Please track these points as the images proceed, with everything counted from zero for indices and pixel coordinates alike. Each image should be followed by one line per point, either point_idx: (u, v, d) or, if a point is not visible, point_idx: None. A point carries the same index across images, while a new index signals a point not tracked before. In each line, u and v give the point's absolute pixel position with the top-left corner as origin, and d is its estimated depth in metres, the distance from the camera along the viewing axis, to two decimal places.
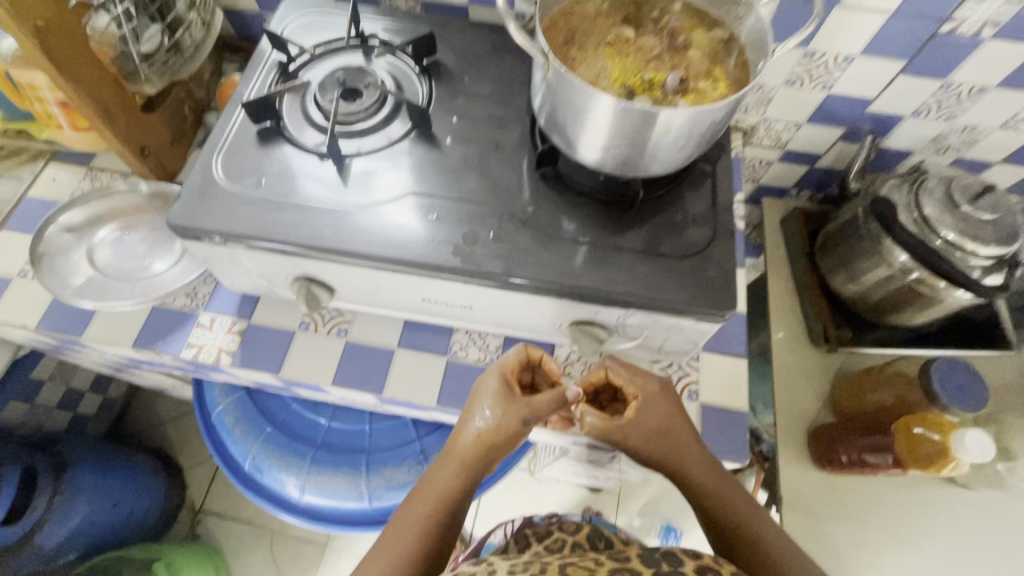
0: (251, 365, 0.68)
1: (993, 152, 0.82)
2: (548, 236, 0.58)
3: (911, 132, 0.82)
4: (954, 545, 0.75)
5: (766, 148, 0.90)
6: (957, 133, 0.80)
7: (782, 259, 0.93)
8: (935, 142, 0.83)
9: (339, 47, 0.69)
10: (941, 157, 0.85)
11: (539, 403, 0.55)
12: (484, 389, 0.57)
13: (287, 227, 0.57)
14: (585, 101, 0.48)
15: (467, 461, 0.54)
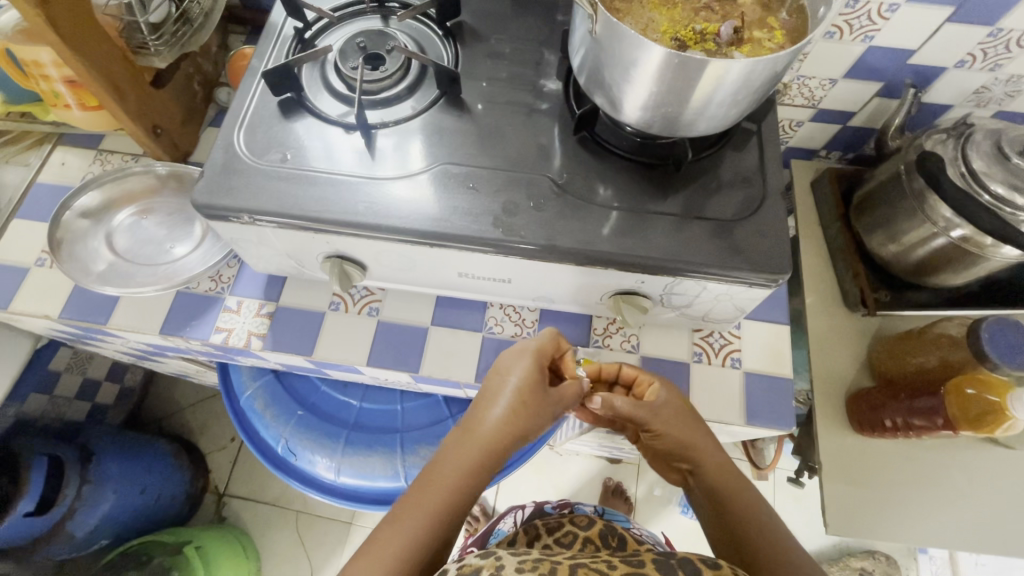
0: (283, 348, 0.66)
1: None
2: (589, 204, 0.56)
3: (952, 85, 0.78)
4: (996, 504, 0.74)
5: (798, 107, 0.86)
6: (1001, 84, 0.77)
7: (814, 223, 0.91)
8: (977, 95, 0.79)
9: (356, 11, 0.66)
10: (981, 111, 0.82)
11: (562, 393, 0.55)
12: (516, 371, 0.55)
13: (317, 203, 0.54)
14: (636, 55, 0.45)
15: (487, 443, 0.52)
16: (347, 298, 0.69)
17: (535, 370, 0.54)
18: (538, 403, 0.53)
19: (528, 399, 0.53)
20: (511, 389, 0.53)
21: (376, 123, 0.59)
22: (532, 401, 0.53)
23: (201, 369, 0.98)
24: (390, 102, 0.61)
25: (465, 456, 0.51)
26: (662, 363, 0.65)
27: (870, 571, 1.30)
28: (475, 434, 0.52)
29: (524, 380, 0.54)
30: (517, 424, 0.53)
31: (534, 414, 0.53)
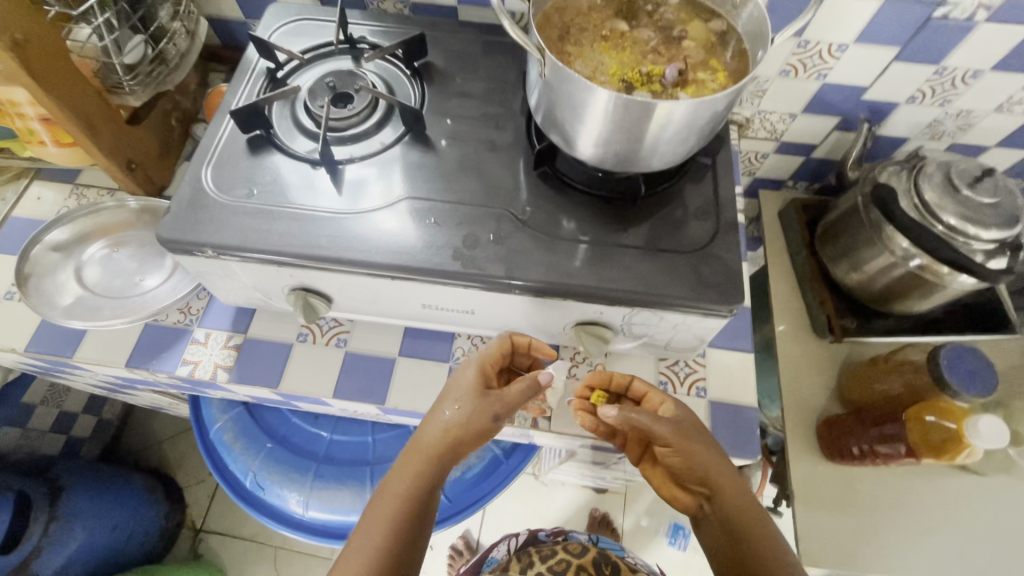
0: (249, 381, 0.66)
1: (988, 137, 0.82)
2: (549, 237, 0.57)
3: (905, 119, 0.81)
4: (970, 532, 0.74)
5: (762, 141, 0.89)
6: (951, 118, 0.80)
7: (782, 251, 0.93)
8: (930, 128, 0.82)
9: (327, 52, 0.68)
10: (936, 143, 0.85)
11: (509, 394, 0.54)
12: (460, 379, 0.56)
13: (281, 237, 0.55)
14: (583, 96, 0.47)
15: (433, 451, 0.51)
16: (315, 330, 0.69)
17: (476, 376, 0.55)
18: (481, 404, 0.53)
19: (470, 403, 0.53)
20: (454, 395, 0.54)
21: (342, 159, 0.61)
22: (474, 405, 0.53)
23: (174, 401, 0.97)
24: (356, 140, 0.63)
25: (411, 469, 0.50)
26: None
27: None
28: (421, 445, 0.52)
29: (468, 386, 0.54)
30: (461, 432, 0.52)
31: (477, 419, 0.52)
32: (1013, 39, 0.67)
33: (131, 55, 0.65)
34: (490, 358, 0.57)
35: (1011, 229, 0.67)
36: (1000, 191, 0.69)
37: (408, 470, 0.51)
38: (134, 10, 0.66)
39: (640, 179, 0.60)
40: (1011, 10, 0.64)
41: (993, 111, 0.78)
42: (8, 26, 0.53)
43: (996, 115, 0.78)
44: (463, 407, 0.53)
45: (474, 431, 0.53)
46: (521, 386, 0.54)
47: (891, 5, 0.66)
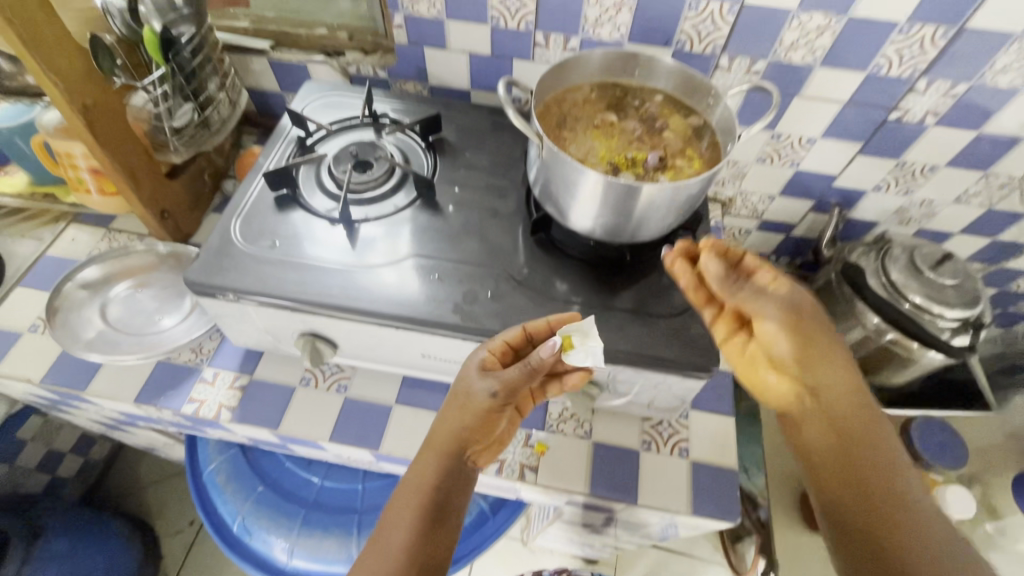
0: (251, 421, 0.69)
1: (952, 225, 0.89)
2: (543, 296, 0.62)
3: (874, 205, 0.89)
4: None
5: (744, 218, 0.96)
6: (916, 206, 0.88)
7: None
8: (897, 214, 0.90)
9: (352, 124, 0.77)
10: (904, 228, 0.92)
11: (509, 375, 0.53)
12: (472, 359, 0.56)
13: (297, 285, 0.61)
14: (575, 175, 0.54)
15: (454, 437, 0.53)
16: (318, 375, 0.73)
17: (484, 355, 0.55)
18: (489, 385, 0.53)
19: (469, 386, 0.53)
20: (466, 377, 0.55)
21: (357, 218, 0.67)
22: (471, 387, 0.54)
23: (170, 442, 0.98)
24: (371, 202, 0.69)
25: (429, 461, 0.52)
26: (613, 450, 0.68)
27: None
28: (444, 432, 0.54)
29: (479, 365, 0.55)
30: (463, 419, 0.53)
31: (472, 401, 0.53)
32: (961, 141, 0.75)
33: (178, 119, 0.71)
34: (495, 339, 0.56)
35: (973, 309, 0.72)
36: (961, 273, 0.75)
37: (427, 464, 0.53)
38: (190, 83, 0.71)
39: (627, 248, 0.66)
40: (956, 117, 0.73)
41: (952, 202, 0.85)
42: (80, 93, 0.62)
43: (956, 205, 0.86)
44: (459, 393, 0.54)
45: (475, 414, 0.53)
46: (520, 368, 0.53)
47: (852, 108, 0.75)
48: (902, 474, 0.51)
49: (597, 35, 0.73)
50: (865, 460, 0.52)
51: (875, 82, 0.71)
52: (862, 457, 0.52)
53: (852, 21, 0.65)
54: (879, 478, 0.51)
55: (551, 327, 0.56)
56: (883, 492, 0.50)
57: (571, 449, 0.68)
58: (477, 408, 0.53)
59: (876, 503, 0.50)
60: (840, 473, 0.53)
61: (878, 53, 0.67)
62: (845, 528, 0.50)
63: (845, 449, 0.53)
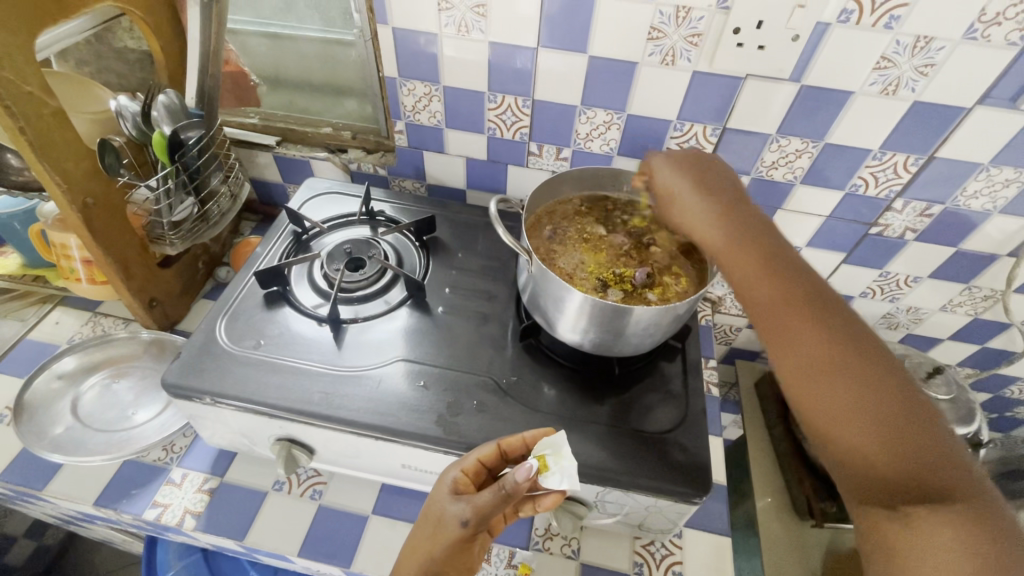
0: (215, 530, 0.65)
1: (940, 331, 0.90)
2: (527, 407, 0.61)
3: (861, 309, 0.90)
4: None
5: (735, 317, 0.97)
6: (903, 312, 0.88)
7: (759, 422, 0.95)
8: (885, 319, 0.90)
9: (349, 221, 0.79)
10: (893, 332, 0.93)
11: (481, 500, 0.48)
12: (444, 478, 0.53)
13: (277, 390, 0.59)
14: (563, 293, 0.54)
15: (422, 567, 0.49)
16: (292, 481, 0.69)
17: (456, 475, 0.52)
18: (459, 509, 0.49)
19: (441, 509, 0.50)
20: (437, 498, 0.51)
21: (345, 319, 0.67)
22: (444, 506, 0.50)
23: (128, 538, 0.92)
24: (360, 303, 0.69)
25: None
26: (601, 575, 0.63)
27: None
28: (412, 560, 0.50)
29: (451, 484, 0.52)
30: (434, 547, 0.49)
31: (444, 521, 0.49)
32: (941, 256, 0.78)
33: (177, 214, 0.73)
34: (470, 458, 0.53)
35: (969, 426, 0.71)
36: (954, 386, 0.74)
37: None
38: (194, 180, 0.74)
39: (615, 358, 0.65)
40: (934, 234, 0.75)
41: (939, 309, 0.86)
42: (83, 192, 0.63)
43: (943, 313, 0.86)
44: (433, 510, 0.51)
45: (447, 543, 0.49)
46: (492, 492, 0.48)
47: (833, 221, 0.77)
48: (830, 292, 0.48)
49: (588, 148, 0.76)
50: (807, 301, 0.46)
51: (853, 200, 0.74)
52: (797, 291, 0.47)
53: (829, 146, 0.68)
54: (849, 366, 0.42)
55: (527, 443, 0.54)
56: (844, 350, 0.43)
57: (556, 571, 0.64)
58: (448, 535, 0.48)
59: (858, 384, 0.41)
60: (807, 374, 0.44)
61: (855, 174, 0.71)
62: (832, 438, 0.42)
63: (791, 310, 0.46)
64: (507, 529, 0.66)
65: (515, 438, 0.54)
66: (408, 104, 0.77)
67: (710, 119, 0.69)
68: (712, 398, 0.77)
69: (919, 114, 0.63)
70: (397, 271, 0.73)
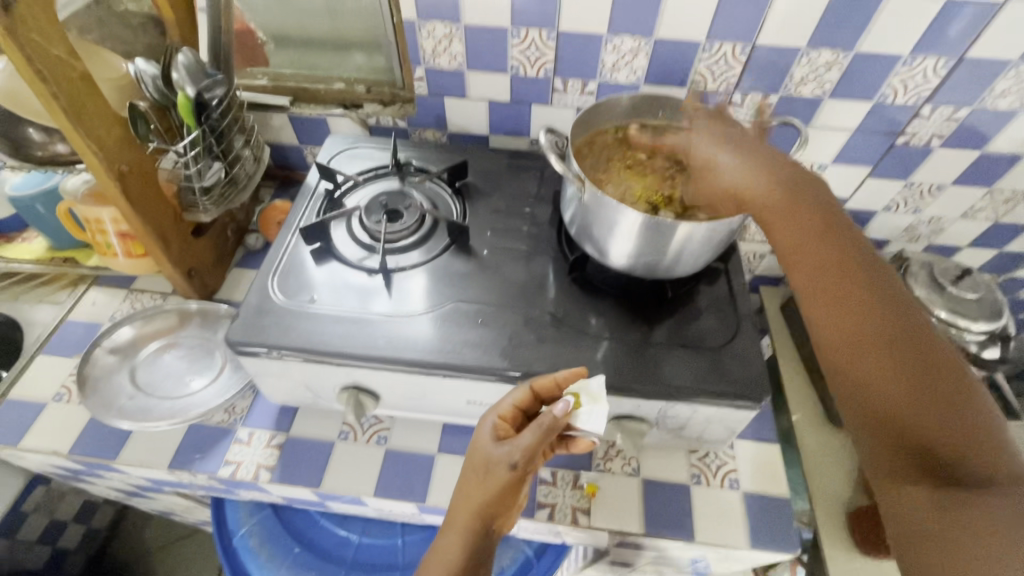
0: (291, 481, 0.67)
1: (960, 239, 0.92)
2: (584, 335, 0.62)
3: (884, 224, 0.91)
4: None
5: (759, 243, 0.99)
6: (925, 223, 0.90)
7: (787, 342, 0.99)
8: (908, 232, 0.92)
9: (380, 174, 0.78)
10: (914, 244, 0.95)
11: (526, 440, 0.49)
12: (481, 427, 0.54)
13: (340, 339, 0.60)
14: (617, 216, 0.56)
15: (474, 512, 0.50)
16: (358, 433, 0.71)
17: (495, 422, 0.53)
18: (501, 454, 0.49)
19: (487, 455, 0.50)
20: (477, 447, 0.52)
21: (393, 268, 0.68)
22: (487, 456, 0.50)
23: (190, 505, 0.95)
24: (404, 252, 0.70)
25: (449, 542, 0.49)
26: (664, 488, 0.67)
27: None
28: (462, 510, 0.50)
29: (490, 432, 0.52)
30: (483, 494, 0.50)
31: (492, 469, 0.49)
32: (966, 161, 0.79)
33: (207, 178, 0.72)
34: (503, 410, 0.54)
35: (997, 321, 0.74)
36: (981, 287, 0.77)
37: (449, 545, 0.50)
38: (220, 144, 0.72)
39: (665, 282, 0.67)
40: (961, 139, 0.76)
41: (960, 217, 0.88)
42: (117, 160, 0.62)
43: (964, 220, 0.89)
44: (476, 464, 0.51)
45: (497, 486, 0.49)
46: (537, 430, 0.49)
47: (859, 134, 0.78)
48: (889, 280, 0.46)
49: (614, 79, 0.75)
50: (854, 276, 0.46)
51: (881, 110, 0.74)
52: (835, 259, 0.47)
53: (859, 54, 0.68)
54: (886, 340, 0.43)
55: (558, 385, 0.56)
56: (888, 330, 0.43)
57: (621, 488, 0.67)
58: (497, 479, 0.49)
59: (887, 357, 0.42)
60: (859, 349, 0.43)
61: (885, 83, 0.71)
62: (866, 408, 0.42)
63: (838, 295, 0.46)
64: (570, 455, 0.69)
65: (544, 380, 0.56)
66: (427, 48, 0.75)
67: (739, 37, 0.69)
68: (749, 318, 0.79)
69: (951, 12, 0.63)
70: (436, 218, 0.73)
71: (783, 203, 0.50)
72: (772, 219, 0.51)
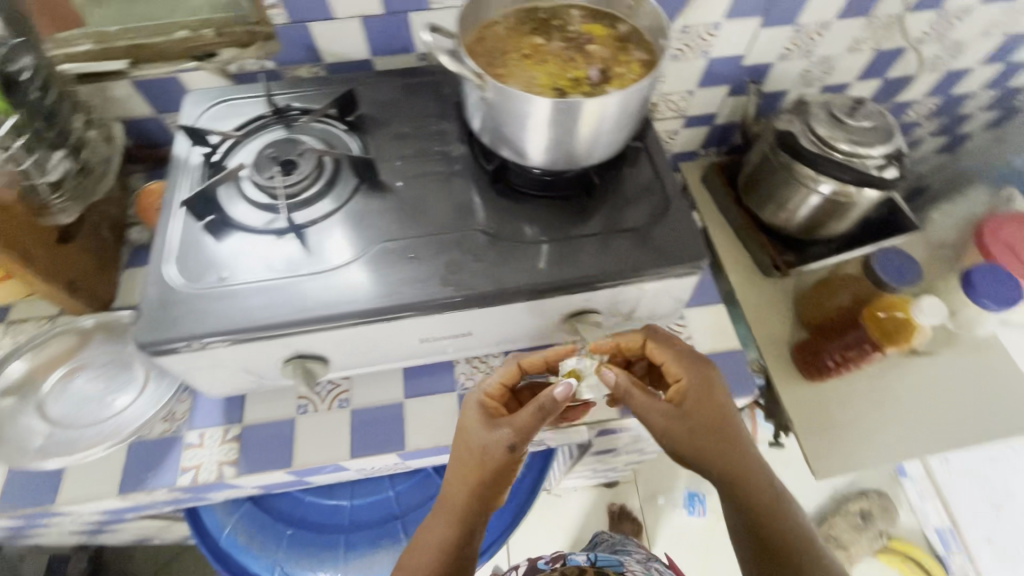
0: (260, 468, 0.64)
1: (849, 74, 0.96)
2: (521, 244, 0.60)
3: (782, 74, 0.93)
4: (929, 403, 0.89)
5: (671, 121, 0.99)
6: (817, 65, 0.93)
7: (714, 210, 1.02)
8: (803, 78, 0.95)
9: (260, 125, 0.69)
10: (810, 89, 0.98)
11: (521, 421, 0.56)
12: (467, 420, 0.59)
13: (266, 311, 0.55)
14: (526, 107, 0.52)
15: (467, 496, 0.56)
16: (318, 404, 0.68)
17: (481, 412, 0.58)
18: (491, 445, 0.56)
19: (479, 440, 0.56)
20: (462, 443, 0.58)
21: (304, 219, 0.62)
22: (478, 444, 0.56)
23: (165, 523, 0.90)
24: (311, 199, 0.63)
25: (440, 525, 0.56)
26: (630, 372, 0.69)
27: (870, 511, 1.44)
28: (451, 498, 0.57)
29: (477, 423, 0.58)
30: (478, 474, 0.56)
31: (485, 456, 0.56)
32: None
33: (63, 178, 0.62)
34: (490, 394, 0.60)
35: (892, 142, 0.77)
36: (875, 115, 0.79)
37: (440, 526, 0.56)
38: (50, 125, 0.61)
39: (590, 170, 0.65)
40: None
41: (847, 52, 0.91)
42: None
43: (851, 55, 0.92)
44: (468, 448, 0.57)
45: (492, 467, 0.56)
46: (532, 412, 0.56)
47: None
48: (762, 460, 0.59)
49: None
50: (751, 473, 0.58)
51: None
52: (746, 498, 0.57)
53: None
54: (758, 507, 0.57)
55: (546, 361, 0.62)
56: (763, 508, 0.57)
57: None
58: (492, 459, 0.55)
59: (753, 523, 0.57)
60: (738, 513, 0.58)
61: None
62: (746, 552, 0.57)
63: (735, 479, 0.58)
64: None
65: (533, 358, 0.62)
66: None
67: None
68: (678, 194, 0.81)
69: None
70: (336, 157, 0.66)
71: (702, 401, 0.59)
72: (696, 401, 0.59)
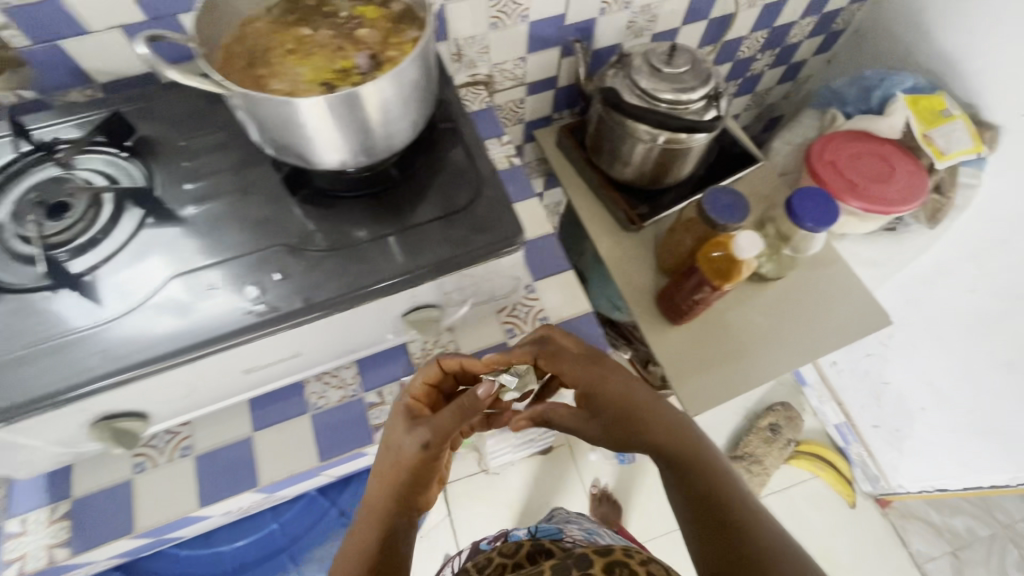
0: (95, 543, 0.58)
1: (673, 21, 0.97)
2: (333, 250, 0.57)
3: (607, 29, 0.94)
4: (785, 319, 0.97)
5: (512, 91, 0.99)
6: (640, 16, 0.93)
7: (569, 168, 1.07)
8: (629, 30, 0.96)
9: (15, 166, 0.60)
10: (640, 40, 0.99)
11: (441, 418, 0.56)
12: (390, 424, 0.59)
13: (46, 380, 0.49)
14: (287, 110, 0.48)
15: (393, 496, 0.54)
16: (156, 456, 0.63)
17: (402, 414, 0.58)
18: (407, 442, 0.55)
19: (399, 442, 0.55)
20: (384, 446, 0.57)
21: (82, 261, 0.55)
22: (402, 443, 0.55)
23: None
24: (92, 239, 0.56)
25: (363, 530, 0.53)
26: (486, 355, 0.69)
27: (777, 425, 1.54)
28: (377, 501, 0.55)
29: (396, 430, 0.57)
30: (400, 473, 0.55)
31: (407, 454, 0.55)
32: None
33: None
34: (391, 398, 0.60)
35: (709, 84, 0.81)
36: (691, 59, 0.82)
37: (364, 532, 0.53)
38: None
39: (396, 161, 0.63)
40: None
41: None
42: None
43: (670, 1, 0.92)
44: (392, 454, 0.56)
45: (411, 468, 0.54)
46: (451, 409, 0.56)
47: None
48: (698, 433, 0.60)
49: None
50: (679, 440, 0.59)
51: None
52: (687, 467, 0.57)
53: None
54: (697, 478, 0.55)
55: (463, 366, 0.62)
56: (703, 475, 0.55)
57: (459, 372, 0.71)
58: (410, 460, 0.54)
59: (693, 495, 0.54)
60: (678, 484, 0.56)
61: None
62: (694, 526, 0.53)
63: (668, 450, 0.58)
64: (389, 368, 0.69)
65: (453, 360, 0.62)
66: None
67: None
68: (515, 165, 0.82)
69: None
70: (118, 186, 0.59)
71: (624, 382, 0.63)
72: (614, 383, 0.63)
